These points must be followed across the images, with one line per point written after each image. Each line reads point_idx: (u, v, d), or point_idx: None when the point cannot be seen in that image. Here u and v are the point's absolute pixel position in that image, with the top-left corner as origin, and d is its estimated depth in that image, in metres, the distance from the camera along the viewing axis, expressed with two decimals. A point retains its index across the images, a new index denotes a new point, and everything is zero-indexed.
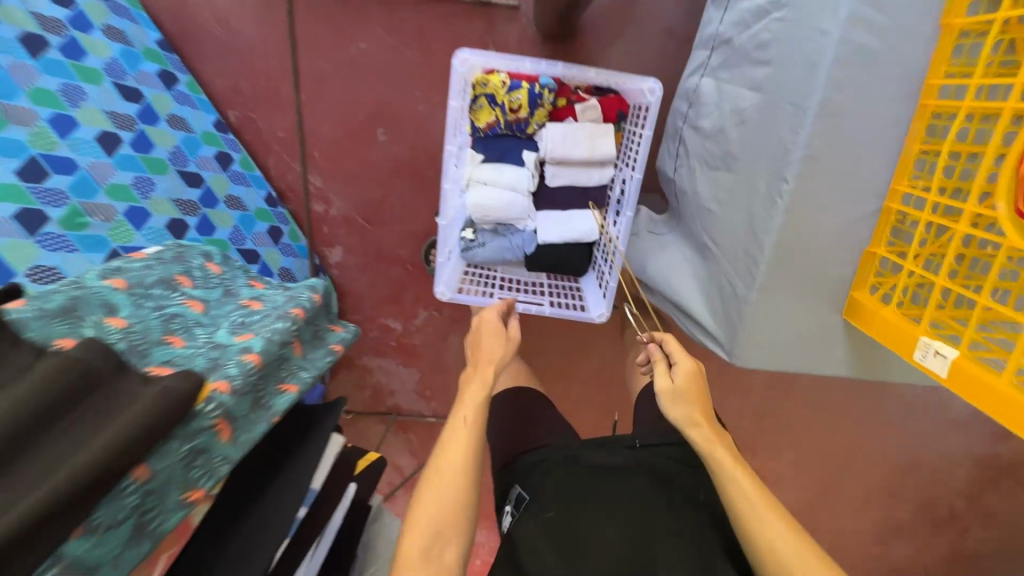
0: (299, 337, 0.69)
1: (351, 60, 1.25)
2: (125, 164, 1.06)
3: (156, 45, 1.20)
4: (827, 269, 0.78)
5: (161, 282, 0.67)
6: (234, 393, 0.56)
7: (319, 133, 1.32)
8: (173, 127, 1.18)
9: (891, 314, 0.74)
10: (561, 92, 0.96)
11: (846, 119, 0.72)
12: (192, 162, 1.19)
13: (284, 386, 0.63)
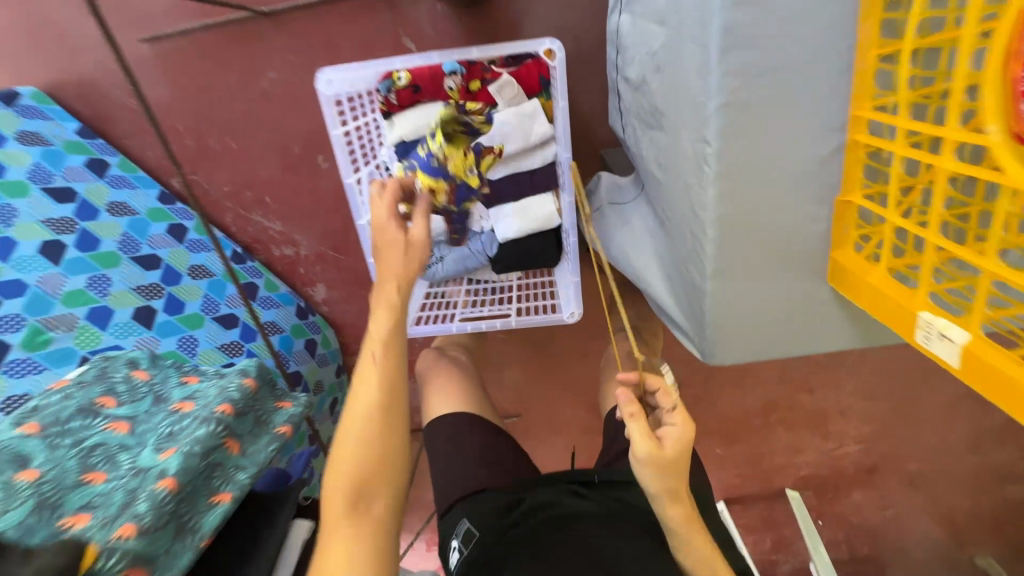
0: (232, 434, 0.64)
1: (266, 92, 1.17)
2: (75, 268, 1.04)
3: (80, 136, 1.18)
4: (792, 236, 0.71)
5: (80, 411, 0.63)
6: (142, 534, 0.53)
7: (262, 176, 1.27)
8: (116, 215, 1.15)
9: (879, 283, 0.65)
10: (470, 75, 0.87)
11: (776, 64, 0.60)
12: (144, 244, 1.16)
13: (216, 498, 0.61)
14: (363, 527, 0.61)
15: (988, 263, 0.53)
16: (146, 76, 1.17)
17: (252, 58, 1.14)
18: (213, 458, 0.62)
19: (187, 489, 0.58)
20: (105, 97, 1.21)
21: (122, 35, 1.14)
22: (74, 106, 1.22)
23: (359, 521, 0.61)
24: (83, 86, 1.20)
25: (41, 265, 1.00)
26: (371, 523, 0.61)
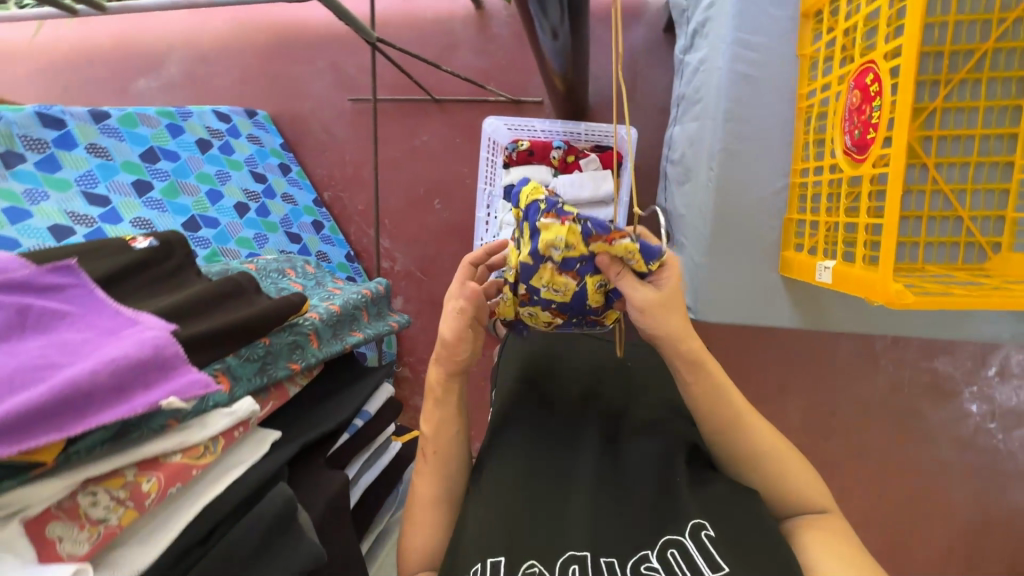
0: (365, 308, 0.93)
1: (415, 147, 1.64)
2: (250, 225, 1.46)
3: (281, 147, 1.67)
4: (759, 228, 0.79)
5: (275, 269, 0.92)
6: (319, 318, 0.77)
7: (390, 204, 1.69)
8: (284, 202, 1.58)
9: (801, 259, 0.72)
10: (569, 151, 1.26)
11: (756, 81, 0.75)
12: (295, 226, 1.57)
13: (352, 333, 0.85)
14: (437, 481, 0.62)
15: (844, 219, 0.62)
16: (340, 121, 1.68)
17: (415, 124, 1.63)
18: (354, 313, 0.88)
19: (342, 318, 0.84)
20: (304, 128, 1.70)
21: (337, 93, 1.67)
22: (282, 128, 1.72)
23: (432, 482, 0.62)
24: (294, 118, 1.70)
25: (232, 214, 1.42)
26: (445, 487, 0.63)
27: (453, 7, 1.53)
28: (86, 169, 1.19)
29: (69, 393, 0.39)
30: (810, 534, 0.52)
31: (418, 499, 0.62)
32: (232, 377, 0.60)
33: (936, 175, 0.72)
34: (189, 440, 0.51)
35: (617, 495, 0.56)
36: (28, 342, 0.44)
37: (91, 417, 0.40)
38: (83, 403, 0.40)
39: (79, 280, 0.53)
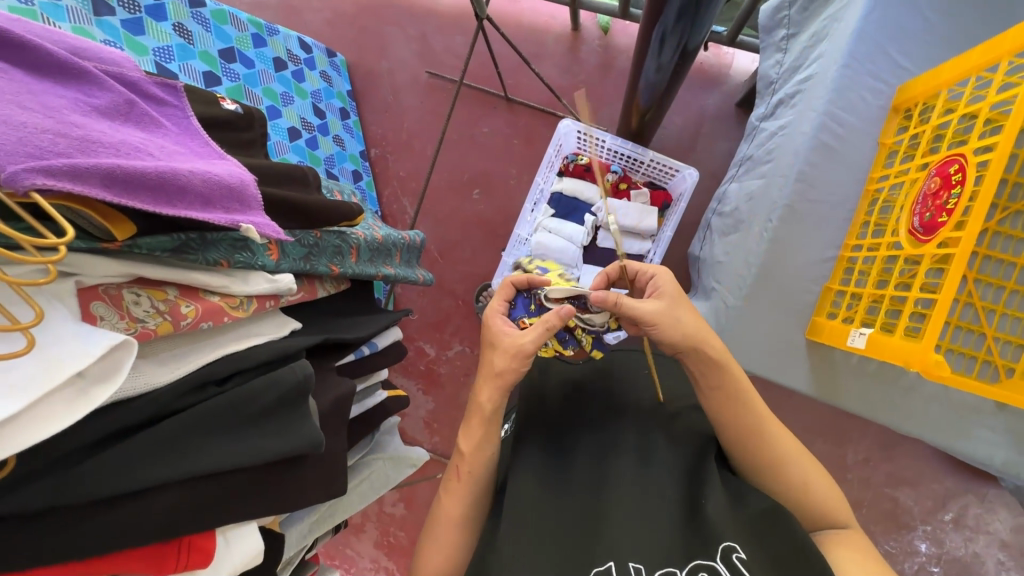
0: (400, 251, 0.93)
1: (472, 136, 1.68)
2: (296, 151, 1.46)
3: (347, 93, 1.69)
4: (800, 290, 0.81)
5: (328, 186, 0.93)
6: (365, 237, 0.78)
7: (430, 180, 1.70)
8: (335, 142, 1.58)
9: (836, 325, 0.74)
10: (623, 179, 1.28)
11: (830, 157, 0.80)
12: (337, 168, 1.57)
13: (385, 266, 0.85)
14: (463, 501, 0.68)
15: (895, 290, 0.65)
16: (411, 89, 1.71)
17: (479, 115, 1.67)
18: (390, 248, 0.89)
19: (381, 247, 0.85)
20: (374, 84, 1.73)
21: (416, 63, 1.71)
22: (353, 78, 1.74)
23: (453, 500, 0.68)
24: (368, 72, 1.73)
25: (283, 135, 1.42)
26: (472, 504, 0.68)
27: (551, 22, 1.60)
28: (166, 44, 1.20)
29: (169, 178, 0.39)
30: (840, 552, 0.59)
31: (444, 515, 0.68)
32: (282, 249, 0.59)
33: (973, 288, 0.76)
34: (230, 284, 0.50)
35: (655, 495, 0.60)
36: (128, 128, 0.43)
37: (180, 209, 0.40)
38: (176, 194, 0.40)
39: (177, 100, 0.52)
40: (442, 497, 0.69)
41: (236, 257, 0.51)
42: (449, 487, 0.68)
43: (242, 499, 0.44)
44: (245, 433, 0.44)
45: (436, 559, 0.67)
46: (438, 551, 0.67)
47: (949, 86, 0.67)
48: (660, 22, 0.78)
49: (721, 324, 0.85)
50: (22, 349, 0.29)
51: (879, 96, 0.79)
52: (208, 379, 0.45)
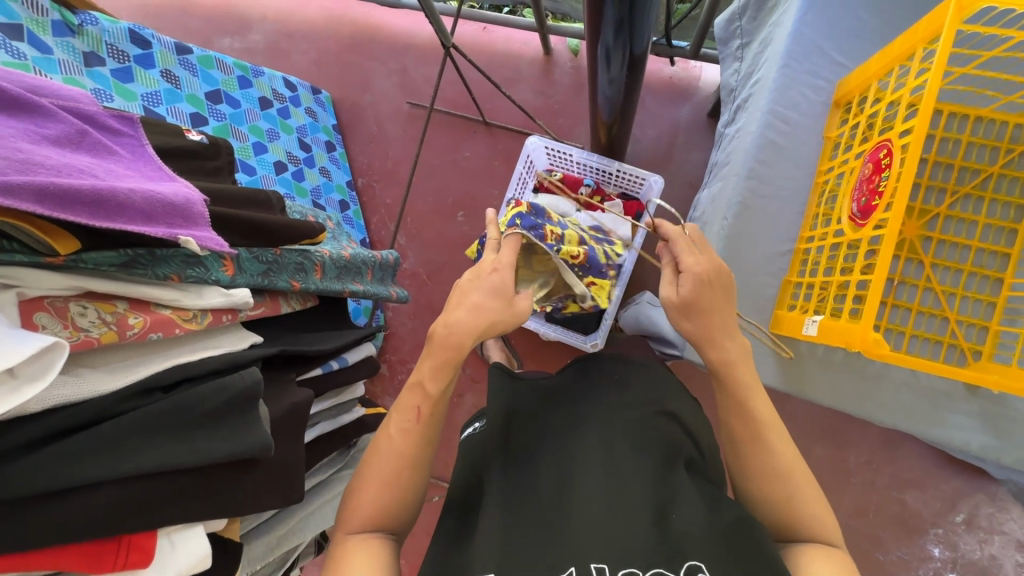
0: (372, 270, 0.96)
1: (455, 160, 1.73)
2: (283, 183, 1.51)
3: (332, 127, 1.75)
4: (760, 285, 0.82)
5: (300, 212, 0.96)
6: (330, 255, 0.81)
7: (416, 205, 1.74)
8: (321, 174, 1.64)
9: (796, 316, 0.75)
10: (596, 191, 1.32)
11: (778, 154, 0.82)
12: (324, 198, 1.62)
13: (354, 283, 0.88)
14: (417, 444, 0.60)
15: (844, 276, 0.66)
16: (394, 119, 1.78)
17: (460, 140, 1.72)
18: (360, 266, 0.91)
19: (350, 266, 0.87)
20: (359, 117, 1.80)
21: (398, 95, 1.78)
22: (339, 112, 1.82)
23: (403, 440, 0.60)
24: (353, 106, 1.80)
25: (269, 168, 1.48)
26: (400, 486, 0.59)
27: (524, 48, 1.67)
28: (154, 89, 1.27)
29: (106, 195, 0.42)
30: (814, 562, 0.54)
31: (390, 446, 0.60)
32: (239, 265, 0.62)
33: (931, 273, 0.76)
34: (182, 299, 0.52)
35: (623, 502, 0.58)
36: (79, 154, 0.47)
37: (119, 223, 0.43)
38: (117, 208, 0.43)
39: (135, 131, 0.56)
40: (389, 436, 0.60)
41: (189, 272, 0.53)
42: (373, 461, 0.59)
43: (187, 499, 0.45)
44: (193, 436, 0.46)
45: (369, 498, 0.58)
46: (376, 492, 0.58)
47: (880, 78, 0.69)
48: (602, 40, 0.83)
49: None
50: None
51: (820, 94, 0.81)
52: (155, 384, 0.47)
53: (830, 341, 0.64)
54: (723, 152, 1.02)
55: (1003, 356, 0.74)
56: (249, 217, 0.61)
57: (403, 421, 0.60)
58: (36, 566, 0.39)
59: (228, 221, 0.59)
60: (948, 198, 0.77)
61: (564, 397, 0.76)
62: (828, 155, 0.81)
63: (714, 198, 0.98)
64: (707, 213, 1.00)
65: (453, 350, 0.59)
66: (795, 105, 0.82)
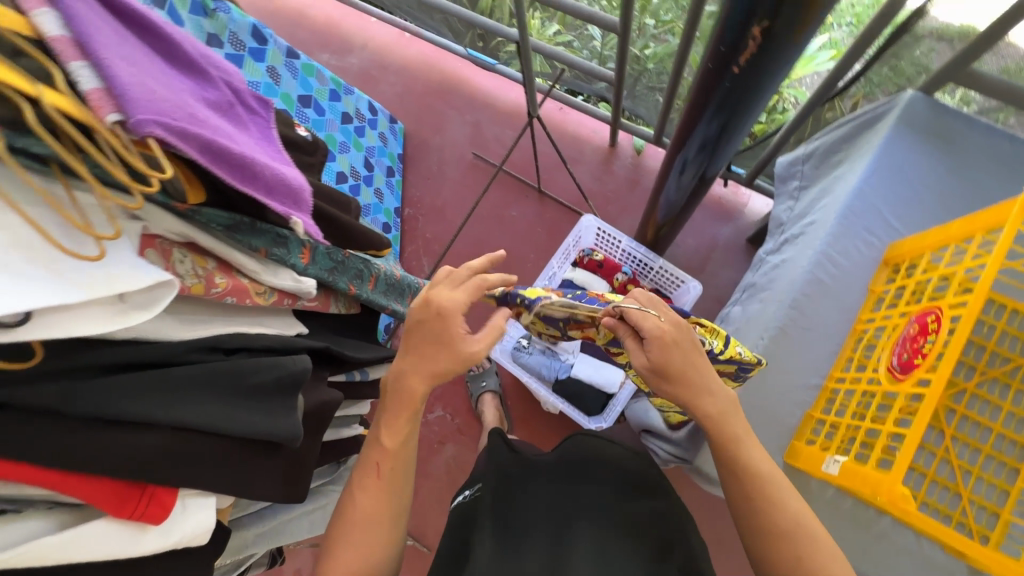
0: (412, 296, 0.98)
1: (501, 216, 1.80)
2: None
3: (397, 156, 1.85)
4: (782, 411, 0.83)
5: None
6: (385, 270, 0.83)
7: (453, 247, 1.79)
8: (375, 194, 1.70)
9: (814, 451, 0.76)
10: (632, 280, 1.36)
11: (823, 293, 0.86)
12: (370, 217, 1.67)
13: (395, 303, 0.90)
14: (387, 501, 0.62)
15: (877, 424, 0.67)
16: (455, 164, 1.88)
17: (511, 199, 1.81)
18: (404, 289, 0.93)
19: (396, 287, 0.89)
20: (423, 154, 1.90)
21: (465, 144, 1.89)
22: (406, 145, 1.92)
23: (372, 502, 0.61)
24: (421, 144, 1.91)
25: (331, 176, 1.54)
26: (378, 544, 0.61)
27: (592, 135, 1.79)
28: (257, 79, 1.37)
29: (247, 162, 0.46)
30: None
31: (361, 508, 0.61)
32: (314, 256, 0.64)
33: (950, 444, 0.78)
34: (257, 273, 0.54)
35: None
36: (225, 120, 0.51)
37: (245, 186, 0.46)
38: (254, 174, 0.47)
39: (266, 113, 0.61)
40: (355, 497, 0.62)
41: (273, 250, 0.56)
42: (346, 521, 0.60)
43: (210, 465, 0.44)
44: (236, 406, 0.46)
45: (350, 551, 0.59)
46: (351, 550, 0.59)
47: (934, 250, 0.75)
48: (682, 152, 0.90)
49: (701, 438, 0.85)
50: (87, 258, 0.34)
51: (871, 249, 0.87)
52: (212, 344, 0.47)
53: (848, 481, 0.65)
54: (761, 283, 1.07)
55: (1010, 547, 0.74)
56: (338, 216, 0.64)
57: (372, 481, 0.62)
58: (70, 491, 0.37)
59: (320, 214, 0.62)
60: (976, 374, 0.80)
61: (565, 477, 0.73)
62: (868, 305, 0.85)
63: (749, 318, 1.01)
64: (739, 330, 1.02)
65: (408, 404, 0.61)
66: (845, 253, 0.87)
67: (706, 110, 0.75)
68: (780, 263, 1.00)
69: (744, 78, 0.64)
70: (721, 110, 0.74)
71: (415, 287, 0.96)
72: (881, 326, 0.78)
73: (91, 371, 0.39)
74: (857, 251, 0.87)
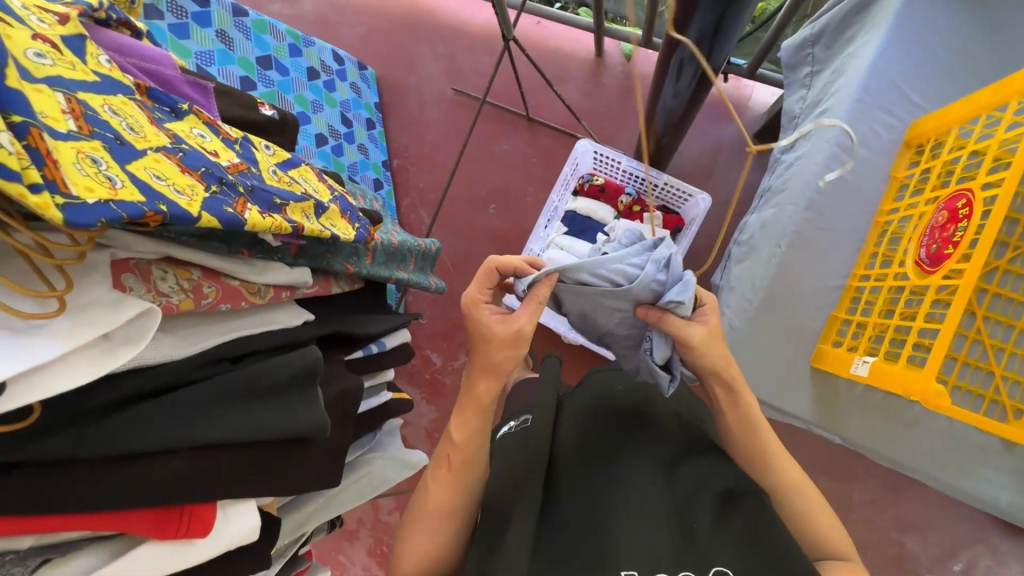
0: (415, 258, 0.94)
1: (494, 153, 1.71)
2: (321, 156, 1.49)
3: (374, 105, 1.72)
4: (803, 318, 0.82)
5: None
6: (385, 240, 0.79)
7: (449, 192, 1.73)
8: (359, 151, 1.61)
9: (840, 353, 0.75)
10: (637, 201, 1.31)
11: (843, 179, 0.81)
12: (359, 175, 1.59)
13: (399, 270, 0.87)
14: (454, 493, 0.65)
15: (920, 321, 0.61)
16: (436, 103, 1.75)
17: (502, 132, 1.70)
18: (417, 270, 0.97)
19: (410, 271, 0.92)
20: (401, 97, 1.77)
21: (443, 82, 1.75)
22: (381, 91, 1.78)
23: (445, 493, 0.65)
24: (397, 86, 1.77)
25: (311, 140, 1.46)
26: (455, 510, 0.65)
27: (575, 47, 1.66)
28: (208, 48, 1.26)
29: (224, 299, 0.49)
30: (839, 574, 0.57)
31: (430, 504, 0.65)
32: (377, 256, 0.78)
33: (983, 326, 0.76)
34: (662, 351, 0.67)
35: (653, 530, 0.56)
36: (188, 91, 0.54)
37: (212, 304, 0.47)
38: (181, 84, 0.53)
39: (205, 99, 0.56)
40: (427, 487, 0.66)
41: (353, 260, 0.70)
42: (436, 475, 0.66)
43: (245, 478, 0.45)
44: (286, 392, 0.48)
45: (442, 491, 0.65)
46: (421, 539, 0.64)
47: (961, 124, 0.68)
48: (679, 50, 0.79)
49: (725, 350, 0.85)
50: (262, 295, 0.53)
51: (889, 135, 0.80)
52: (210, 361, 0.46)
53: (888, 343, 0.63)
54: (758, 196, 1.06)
55: None
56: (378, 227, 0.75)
57: (440, 496, 0.65)
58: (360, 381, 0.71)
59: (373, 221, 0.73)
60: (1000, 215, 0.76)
61: (616, 451, 0.67)
62: (961, 142, 0.67)
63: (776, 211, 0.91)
64: (761, 224, 0.95)
65: (431, 506, 0.65)
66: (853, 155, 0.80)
67: (694, 29, 0.72)
68: (766, 188, 1.03)
69: None
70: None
71: (415, 249, 0.91)
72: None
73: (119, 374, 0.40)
74: (871, 147, 0.80)
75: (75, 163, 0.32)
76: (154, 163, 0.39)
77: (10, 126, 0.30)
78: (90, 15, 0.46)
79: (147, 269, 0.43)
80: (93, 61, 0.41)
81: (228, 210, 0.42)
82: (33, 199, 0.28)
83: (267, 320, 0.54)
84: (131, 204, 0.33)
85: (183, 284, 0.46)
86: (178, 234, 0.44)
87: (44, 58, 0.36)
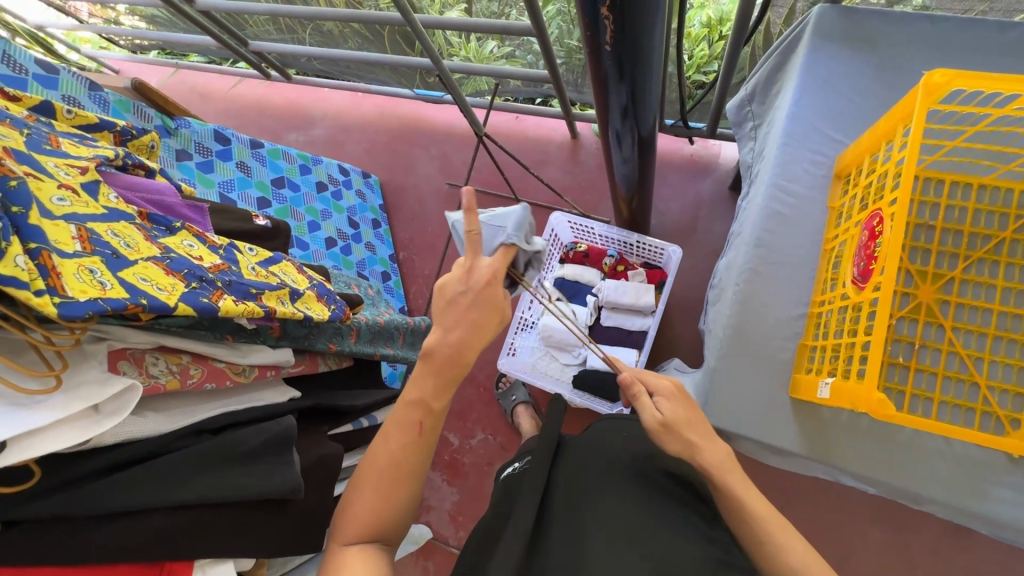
0: (403, 335, 1.02)
1: None
2: (331, 257, 1.65)
3: (379, 206, 1.90)
4: (772, 350, 0.83)
5: (344, 282, 1.06)
6: (368, 320, 0.87)
7: None
8: (366, 248, 1.76)
9: (811, 380, 0.76)
10: (620, 261, 1.38)
11: (783, 216, 0.86)
12: (367, 269, 1.73)
13: (386, 347, 0.94)
14: (420, 452, 0.59)
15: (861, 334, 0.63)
16: (434, 198, 1.92)
17: None
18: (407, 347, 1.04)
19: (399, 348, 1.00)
20: (403, 197, 1.96)
21: (439, 178, 1.94)
22: (385, 193, 1.98)
23: (403, 452, 0.58)
24: (399, 188, 1.97)
25: (320, 243, 1.62)
26: (416, 466, 0.59)
27: (553, 133, 1.83)
28: (229, 177, 1.49)
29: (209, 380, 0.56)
30: None
31: (389, 460, 0.58)
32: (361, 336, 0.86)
33: (953, 337, 0.76)
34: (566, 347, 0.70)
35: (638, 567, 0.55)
36: (184, 212, 0.66)
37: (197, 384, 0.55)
38: (181, 208, 0.66)
39: (202, 219, 0.68)
40: (386, 438, 0.59)
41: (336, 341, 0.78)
42: (397, 429, 0.59)
43: (223, 536, 0.50)
44: (263, 458, 0.53)
45: (395, 449, 0.58)
46: (377, 500, 0.57)
47: (872, 152, 0.73)
48: (611, 125, 0.89)
49: (705, 390, 0.86)
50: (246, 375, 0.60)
51: (818, 171, 0.86)
52: (193, 432, 0.52)
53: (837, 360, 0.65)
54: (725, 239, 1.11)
55: None
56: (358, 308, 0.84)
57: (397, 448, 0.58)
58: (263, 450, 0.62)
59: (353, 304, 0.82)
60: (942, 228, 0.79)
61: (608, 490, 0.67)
62: (872, 168, 0.72)
63: (734, 252, 0.96)
64: (726, 265, 0.99)
65: (387, 462, 0.58)
66: (788, 194, 0.86)
67: (614, 106, 0.82)
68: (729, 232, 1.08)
69: (622, 58, 0.68)
70: (625, 78, 0.73)
71: (402, 326, 0.99)
72: (910, 319, 0.79)
73: (110, 447, 0.47)
74: (803, 183, 0.86)
75: (72, 273, 0.42)
76: (143, 269, 0.49)
77: (27, 251, 0.40)
78: (107, 164, 0.59)
79: (142, 358, 0.51)
80: (104, 199, 0.53)
81: (202, 300, 0.50)
82: (36, 301, 0.38)
83: (248, 396, 0.61)
84: (116, 299, 0.43)
85: (173, 369, 0.53)
86: (169, 326, 0.53)
87: (64, 201, 0.48)
